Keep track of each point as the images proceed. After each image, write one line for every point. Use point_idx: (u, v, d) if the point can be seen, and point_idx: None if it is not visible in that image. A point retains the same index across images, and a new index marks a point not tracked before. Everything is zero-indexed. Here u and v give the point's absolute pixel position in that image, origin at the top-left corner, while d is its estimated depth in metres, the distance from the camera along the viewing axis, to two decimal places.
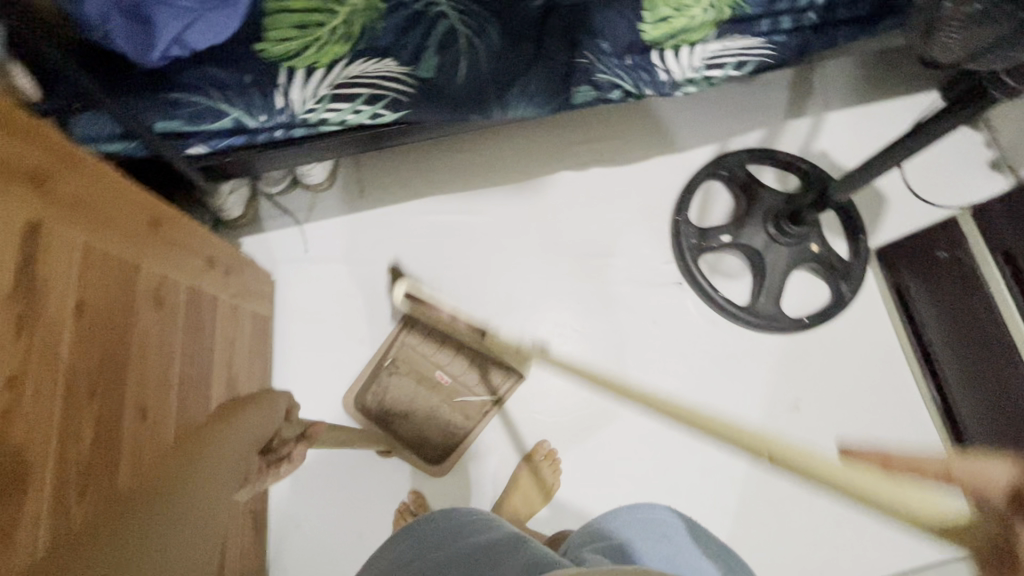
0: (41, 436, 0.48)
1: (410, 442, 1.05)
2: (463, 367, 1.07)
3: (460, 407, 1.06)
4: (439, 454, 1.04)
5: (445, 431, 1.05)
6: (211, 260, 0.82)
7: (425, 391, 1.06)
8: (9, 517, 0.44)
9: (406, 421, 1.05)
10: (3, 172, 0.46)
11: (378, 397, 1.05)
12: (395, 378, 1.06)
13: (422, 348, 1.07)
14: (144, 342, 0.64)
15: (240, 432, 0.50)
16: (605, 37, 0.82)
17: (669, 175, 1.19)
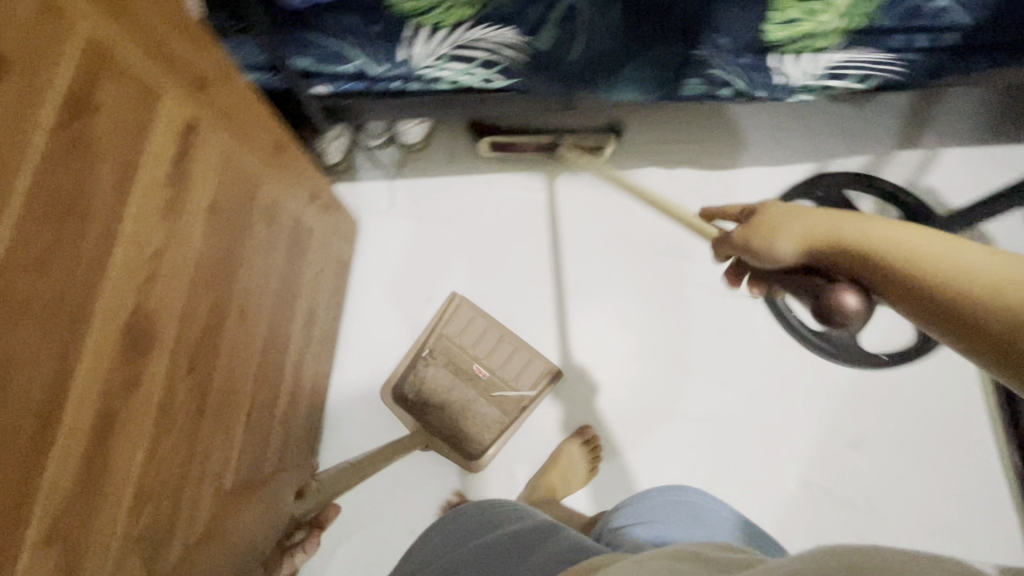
0: (168, 309, 0.54)
1: (446, 435, 1.04)
2: (501, 361, 1.07)
3: (497, 401, 1.05)
4: (476, 449, 1.03)
5: (483, 425, 1.04)
6: (314, 194, 0.88)
7: (461, 383, 1.06)
8: (134, 372, 0.50)
9: (442, 413, 1.05)
10: (166, 71, 0.51)
11: (414, 387, 1.06)
12: (432, 369, 1.07)
13: (460, 339, 1.08)
14: (252, 254, 0.70)
15: (240, 520, 0.67)
16: (726, 34, 0.80)
17: (759, 186, 1.16)
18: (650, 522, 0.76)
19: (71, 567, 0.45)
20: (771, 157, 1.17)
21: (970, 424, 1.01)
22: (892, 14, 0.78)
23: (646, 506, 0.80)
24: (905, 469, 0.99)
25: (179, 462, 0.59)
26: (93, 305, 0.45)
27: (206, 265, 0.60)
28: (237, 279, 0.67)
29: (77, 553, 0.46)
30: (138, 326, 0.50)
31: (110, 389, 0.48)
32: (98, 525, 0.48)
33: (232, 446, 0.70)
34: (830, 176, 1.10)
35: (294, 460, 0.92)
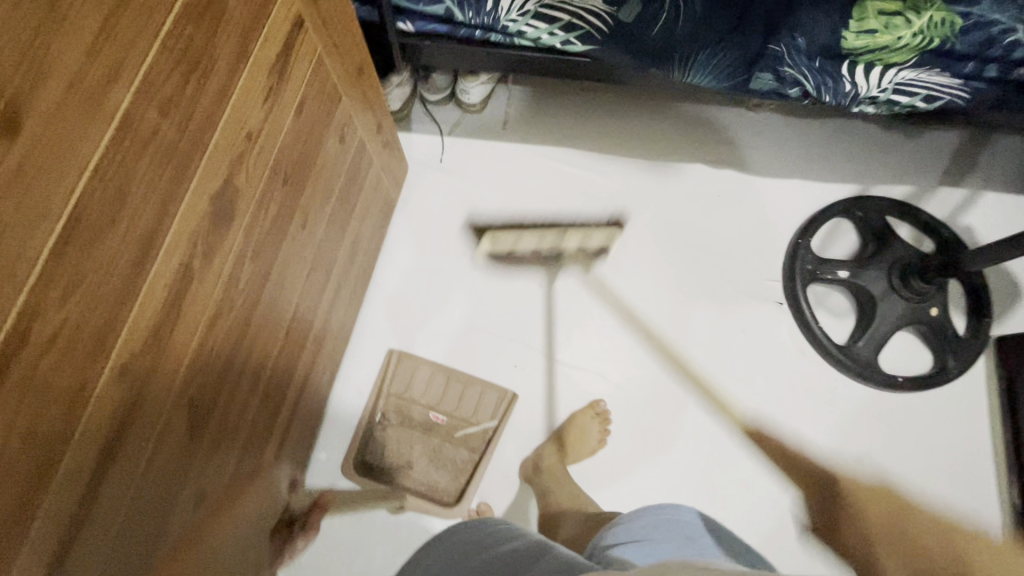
0: (251, 190, 0.56)
1: (423, 489, 1.01)
2: (455, 402, 1.06)
3: (462, 442, 1.04)
4: (453, 493, 1.01)
5: (455, 468, 1.03)
6: (379, 127, 0.90)
7: (422, 436, 1.04)
8: (216, 239, 0.52)
9: (410, 472, 1.02)
10: None
11: (376, 454, 1.03)
12: (389, 432, 1.04)
13: (408, 392, 1.06)
14: (321, 166, 0.72)
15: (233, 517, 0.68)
16: (804, 34, 0.82)
17: (802, 199, 1.18)
18: (642, 543, 0.72)
19: (137, 401, 0.47)
20: (816, 173, 1.19)
21: (974, 461, 1.02)
22: (967, 40, 0.79)
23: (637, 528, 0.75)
24: (905, 493, 1.01)
25: (229, 344, 0.61)
26: (196, 160, 0.47)
27: (284, 162, 0.62)
28: (305, 186, 0.69)
29: (140, 394, 0.48)
30: (225, 196, 0.52)
31: (194, 248, 0.50)
32: (161, 375, 0.50)
33: (271, 349, 0.72)
34: (872, 200, 1.14)
35: (316, 385, 0.93)
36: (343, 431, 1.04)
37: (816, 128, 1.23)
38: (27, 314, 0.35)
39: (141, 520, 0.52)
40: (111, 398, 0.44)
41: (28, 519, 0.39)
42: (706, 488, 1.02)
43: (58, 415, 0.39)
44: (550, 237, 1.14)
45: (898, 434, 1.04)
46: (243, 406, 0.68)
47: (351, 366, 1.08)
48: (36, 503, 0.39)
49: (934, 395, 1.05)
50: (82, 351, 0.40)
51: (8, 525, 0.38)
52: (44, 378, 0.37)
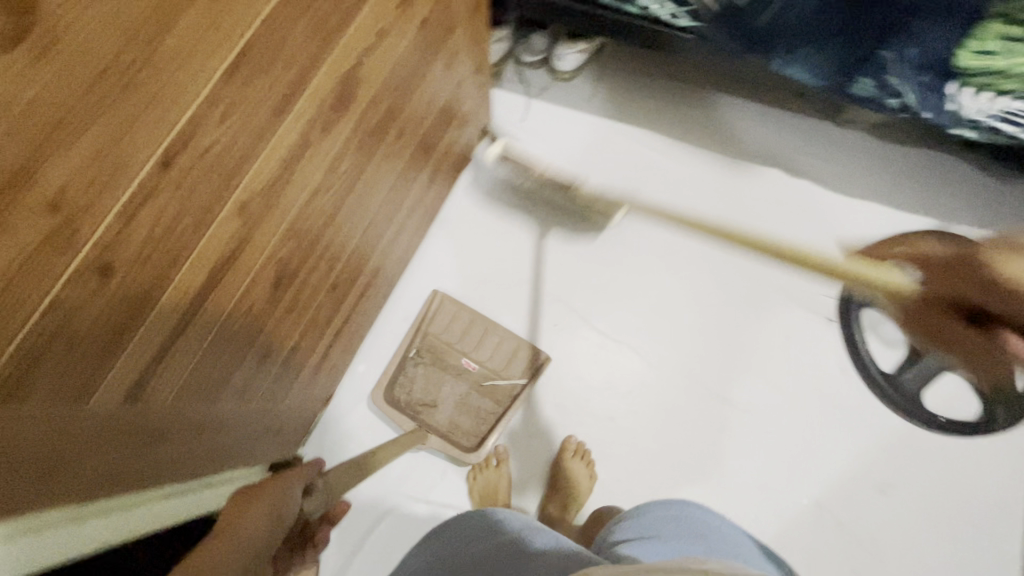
0: (368, 87, 0.62)
1: (444, 429, 1.06)
2: (487, 353, 1.09)
3: (489, 392, 1.08)
4: (474, 439, 1.06)
5: (476, 417, 1.07)
6: (479, 69, 0.95)
7: (451, 380, 1.08)
8: (333, 120, 0.58)
9: (434, 412, 1.07)
10: None
11: (406, 389, 1.07)
12: (419, 369, 1.08)
13: (444, 335, 1.10)
14: (424, 86, 0.77)
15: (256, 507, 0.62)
16: (916, 46, 0.81)
17: (875, 223, 1.16)
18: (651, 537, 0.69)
19: (244, 240, 0.54)
20: (896, 200, 1.16)
21: (999, 518, 0.99)
22: None
23: (650, 518, 0.74)
24: (919, 531, 0.99)
25: (320, 223, 0.67)
26: (337, 39, 0.52)
27: (397, 70, 0.67)
28: (408, 101, 0.74)
29: (247, 235, 0.54)
30: (348, 82, 0.58)
31: (316, 122, 0.55)
32: (264, 226, 0.56)
33: (349, 242, 0.78)
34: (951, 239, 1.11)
35: (372, 297, 0.99)
36: (385, 349, 1.11)
37: (906, 156, 1.19)
38: (192, 123, 0.40)
39: (217, 350, 0.59)
40: (227, 228, 0.50)
41: (148, 305, 0.45)
42: (715, 479, 1.04)
43: (190, 225, 0.45)
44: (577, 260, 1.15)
45: (924, 471, 1.02)
46: (316, 287, 0.75)
47: (403, 292, 1.14)
48: (156, 296, 0.46)
49: (973, 444, 1.03)
50: (220, 175, 0.46)
51: (135, 304, 0.44)
52: (190, 186, 0.43)
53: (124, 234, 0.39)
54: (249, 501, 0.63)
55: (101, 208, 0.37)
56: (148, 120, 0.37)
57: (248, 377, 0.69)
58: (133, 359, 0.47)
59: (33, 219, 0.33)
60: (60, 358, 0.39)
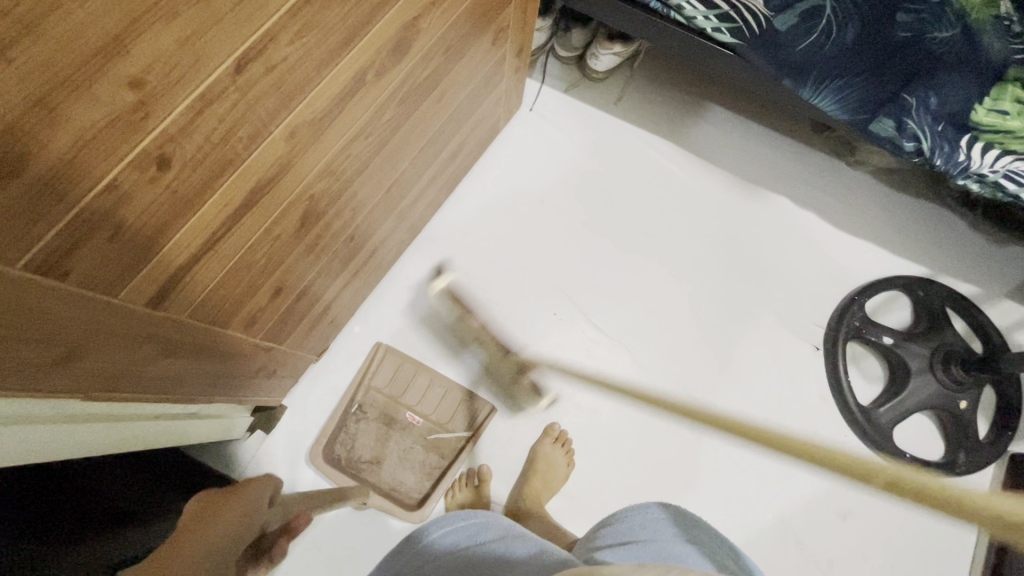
0: (424, 41, 0.63)
1: (388, 486, 1.04)
2: (433, 406, 1.08)
3: (434, 446, 1.07)
4: (416, 494, 1.04)
5: (421, 472, 1.06)
6: (520, 51, 0.96)
7: (395, 434, 1.07)
8: (388, 66, 0.59)
9: (378, 469, 1.05)
10: None
11: (346, 446, 1.04)
12: (363, 425, 1.06)
13: (388, 389, 1.08)
14: (471, 55, 0.78)
15: (229, 514, 0.73)
16: (938, 94, 0.87)
17: (872, 263, 1.19)
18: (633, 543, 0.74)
19: (288, 165, 0.54)
20: (893, 244, 1.21)
21: (947, 554, 1.04)
22: None
23: (631, 527, 0.79)
24: (872, 560, 1.03)
25: (355, 166, 0.68)
26: None
27: (451, 33, 0.68)
28: (455, 65, 0.75)
29: (291, 161, 0.54)
30: (408, 32, 0.59)
31: (373, 64, 0.56)
32: (307, 157, 0.56)
33: (374, 194, 0.78)
34: (937, 286, 1.15)
35: (380, 257, 0.99)
36: (383, 313, 1.11)
37: (905, 203, 1.24)
38: (270, 36, 0.41)
39: (240, 274, 0.59)
40: (276, 149, 0.51)
41: (193, 206, 0.45)
42: (688, 482, 1.07)
43: (245, 137, 0.46)
44: (583, 255, 1.17)
45: (885, 504, 1.06)
46: (337, 232, 0.75)
47: (410, 260, 1.14)
48: (200, 199, 0.46)
49: (932, 483, 1.07)
50: (282, 92, 0.46)
51: (181, 202, 0.44)
52: (256, 96, 0.44)
53: (189, 127, 0.40)
54: (221, 508, 0.72)
55: (174, 96, 0.37)
56: (237, 19, 0.38)
57: (259, 311, 0.69)
58: (168, 260, 0.47)
59: (117, 90, 0.33)
60: (104, 240, 0.39)
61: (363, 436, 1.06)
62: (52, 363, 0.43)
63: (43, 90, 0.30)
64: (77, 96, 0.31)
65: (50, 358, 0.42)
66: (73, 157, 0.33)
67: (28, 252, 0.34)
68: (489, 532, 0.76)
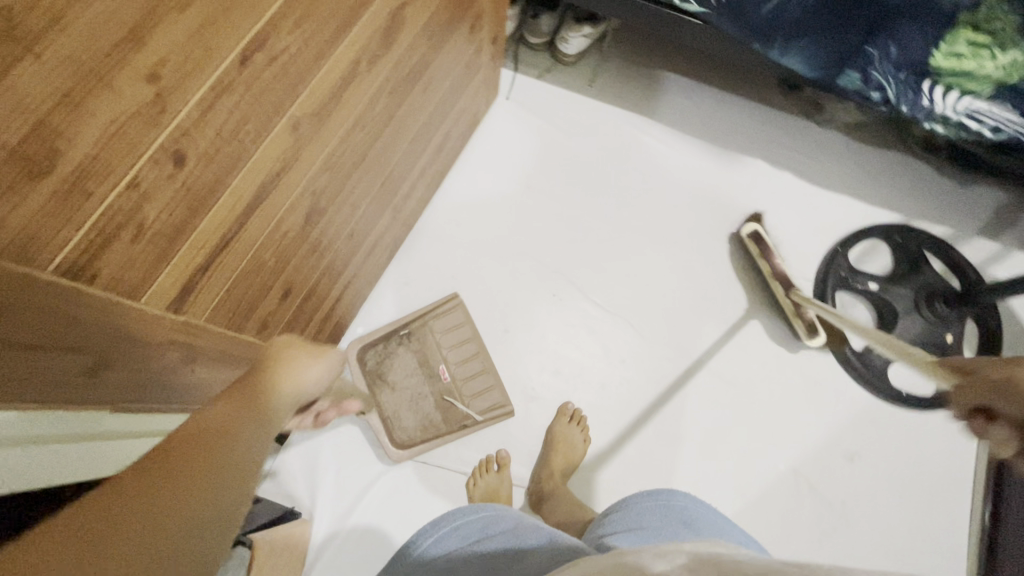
0: (409, 30, 0.64)
1: (388, 414, 1.05)
2: (466, 374, 1.07)
3: (444, 406, 1.06)
4: (403, 438, 1.05)
5: (422, 423, 1.05)
6: (495, 38, 0.97)
7: (422, 375, 1.07)
8: (377, 56, 0.60)
9: (390, 395, 1.06)
10: None
11: (379, 360, 1.07)
12: (402, 350, 1.08)
13: (438, 336, 1.09)
14: (451, 43, 0.79)
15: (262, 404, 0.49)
16: (897, 45, 0.91)
17: (849, 214, 1.24)
18: (639, 531, 0.74)
19: (292, 159, 0.54)
20: (867, 194, 1.26)
21: (952, 484, 1.09)
22: None
23: (636, 514, 0.78)
24: (882, 495, 1.08)
25: (351, 160, 0.68)
26: None
27: (433, 20, 0.69)
28: (437, 54, 0.76)
29: (294, 156, 0.54)
30: (395, 20, 0.60)
31: (364, 54, 0.57)
32: (310, 149, 0.57)
33: (370, 189, 0.79)
34: (912, 231, 1.21)
35: (377, 256, 1.00)
36: (384, 312, 1.12)
37: (874, 154, 1.30)
38: (271, 25, 0.42)
39: (251, 276, 0.59)
40: (280, 145, 0.51)
41: (207, 205, 0.46)
42: (700, 443, 1.09)
43: (253, 131, 0.46)
44: (575, 234, 1.19)
45: (889, 443, 1.11)
46: (338, 229, 0.76)
47: (405, 258, 1.15)
48: (214, 197, 0.46)
49: (929, 417, 1.12)
50: (285, 83, 0.47)
51: (196, 201, 0.44)
52: (260, 88, 0.44)
53: (201, 121, 0.40)
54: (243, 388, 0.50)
55: (187, 90, 0.37)
56: (241, 9, 0.38)
57: (269, 314, 0.68)
58: (185, 263, 0.47)
59: (136, 83, 0.34)
60: (128, 243, 0.40)
61: (395, 356, 1.07)
62: (83, 374, 0.43)
63: (67, 84, 0.30)
64: (103, 90, 0.32)
65: (82, 368, 0.42)
66: (99, 153, 0.34)
67: (58, 255, 0.35)
68: (501, 524, 0.75)
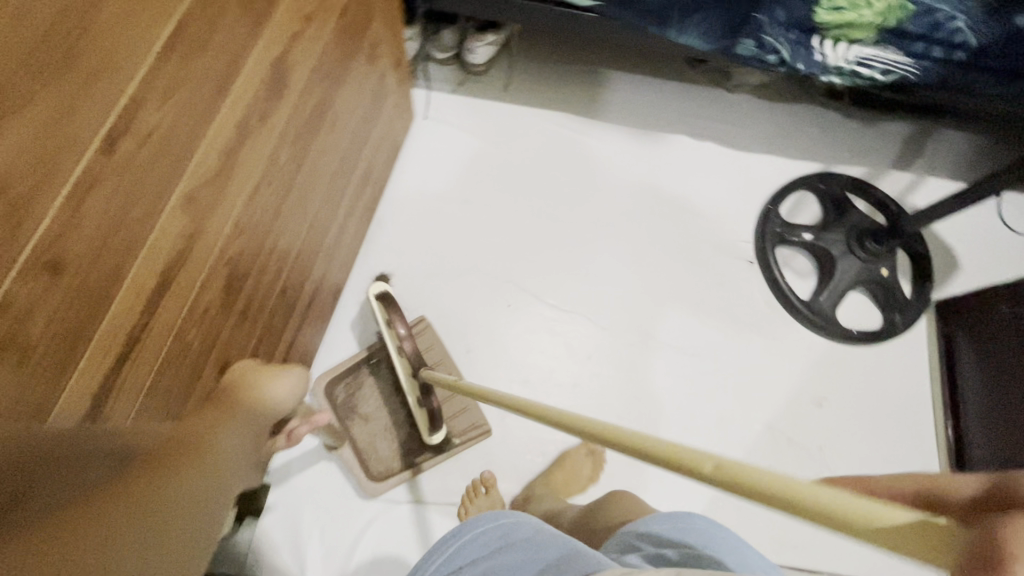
0: (300, 76, 0.62)
1: (362, 446, 1.04)
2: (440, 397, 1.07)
3: (420, 432, 1.05)
4: (381, 471, 1.03)
5: (399, 452, 1.04)
6: (398, 62, 0.96)
7: (395, 403, 1.06)
8: (268, 109, 0.58)
9: (364, 426, 1.05)
10: None
11: (349, 392, 1.06)
12: (372, 379, 1.07)
13: None
14: (350, 78, 0.77)
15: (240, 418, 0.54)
16: (782, 7, 0.95)
17: (773, 172, 1.29)
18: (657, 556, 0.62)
19: (196, 235, 0.52)
20: (785, 150, 1.31)
21: (915, 406, 1.14)
22: (917, 22, 0.93)
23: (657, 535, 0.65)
24: (855, 434, 1.12)
25: (265, 218, 0.65)
26: (266, 24, 0.53)
27: (325, 60, 0.67)
28: (338, 91, 0.74)
29: (197, 231, 0.52)
30: (282, 68, 0.58)
31: (253, 112, 0.55)
32: (214, 220, 0.54)
33: (294, 242, 0.76)
34: (832, 176, 1.26)
35: (321, 304, 0.97)
36: (340, 358, 1.09)
37: (785, 110, 1.35)
38: (133, 103, 0.40)
39: (178, 362, 0.56)
40: (178, 222, 0.49)
41: (107, 303, 0.43)
42: (679, 421, 1.11)
43: (141, 215, 0.44)
44: (518, 240, 1.19)
45: (851, 382, 1.15)
46: (268, 289, 0.72)
47: (352, 299, 1.12)
48: (111, 292, 0.43)
49: (883, 349, 1.17)
50: (167, 159, 0.44)
51: (91, 303, 0.41)
52: (139, 171, 0.42)
53: (73, 221, 0.38)
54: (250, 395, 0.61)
55: (46, 192, 0.35)
56: (89, 94, 0.37)
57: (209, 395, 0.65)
58: (91, 370, 0.43)
59: None
60: (14, 367, 0.36)
61: (364, 385, 1.06)
62: None
63: None
64: None
65: None
66: None
67: None
68: (520, 531, 0.69)
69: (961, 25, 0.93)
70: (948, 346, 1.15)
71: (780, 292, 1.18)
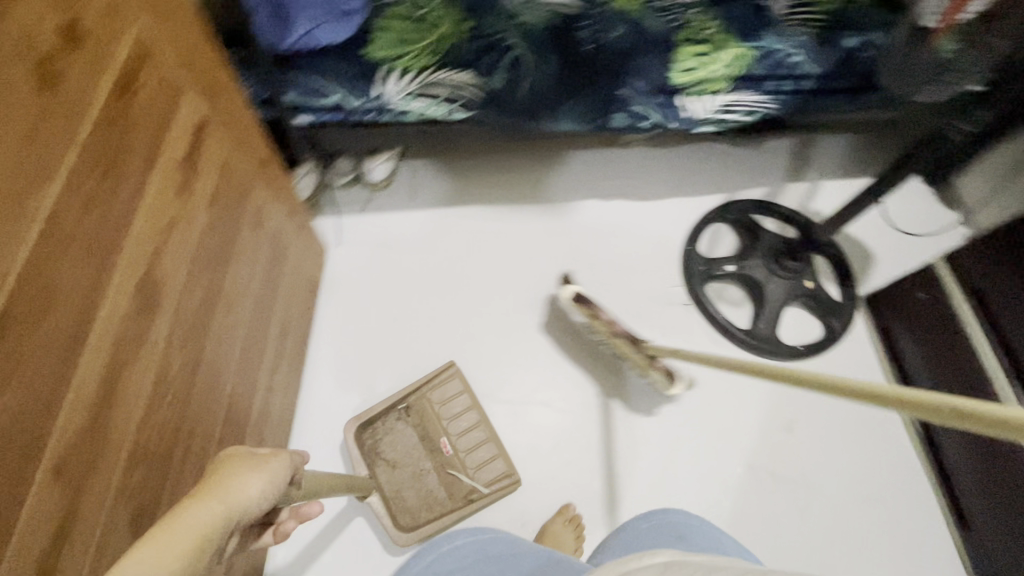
0: (174, 282, 0.61)
1: (390, 494, 1.03)
2: (468, 442, 1.06)
3: (449, 482, 1.04)
4: (409, 522, 1.01)
5: (427, 503, 1.03)
6: (292, 211, 0.96)
7: (425, 451, 1.06)
8: (140, 331, 0.55)
9: (393, 472, 1.05)
10: (178, 87, 0.61)
11: (377, 437, 1.07)
12: (400, 424, 1.08)
13: (439, 408, 1.09)
14: (238, 253, 0.76)
15: None
16: (641, 78, 1.01)
17: (682, 213, 1.34)
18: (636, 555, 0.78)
19: (77, 498, 0.48)
20: (688, 190, 1.37)
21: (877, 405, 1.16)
22: (764, 65, 1.03)
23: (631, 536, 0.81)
24: (831, 450, 1.12)
25: (166, 431, 0.61)
26: (119, 254, 0.52)
27: (202, 251, 0.66)
28: (227, 272, 0.72)
29: (77, 494, 0.48)
30: (149, 285, 0.56)
31: (121, 343, 0.53)
32: (99, 470, 0.50)
33: (212, 435, 0.71)
34: (738, 203, 1.31)
35: None
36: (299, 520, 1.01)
37: (678, 153, 1.43)
38: None
39: None
40: (48, 498, 0.45)
41: None
42: (661, 487, 1.08)
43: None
44: (458, 342, 1.17)
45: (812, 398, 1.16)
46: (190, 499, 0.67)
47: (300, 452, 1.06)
48: None
49: (831, 357, 1.20)
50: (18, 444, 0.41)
51: None
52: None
53: None
54: None
55: None
56: None
57: None
58: None
59: None
60: None
61: (393, 432, 1.07)
62: None
63: None
64: None
65: None
66: None
67: None
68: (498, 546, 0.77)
69: (800, 58, 1.03)
70: (889, 337, 1.19)
71: (721, 325, 1.20)
